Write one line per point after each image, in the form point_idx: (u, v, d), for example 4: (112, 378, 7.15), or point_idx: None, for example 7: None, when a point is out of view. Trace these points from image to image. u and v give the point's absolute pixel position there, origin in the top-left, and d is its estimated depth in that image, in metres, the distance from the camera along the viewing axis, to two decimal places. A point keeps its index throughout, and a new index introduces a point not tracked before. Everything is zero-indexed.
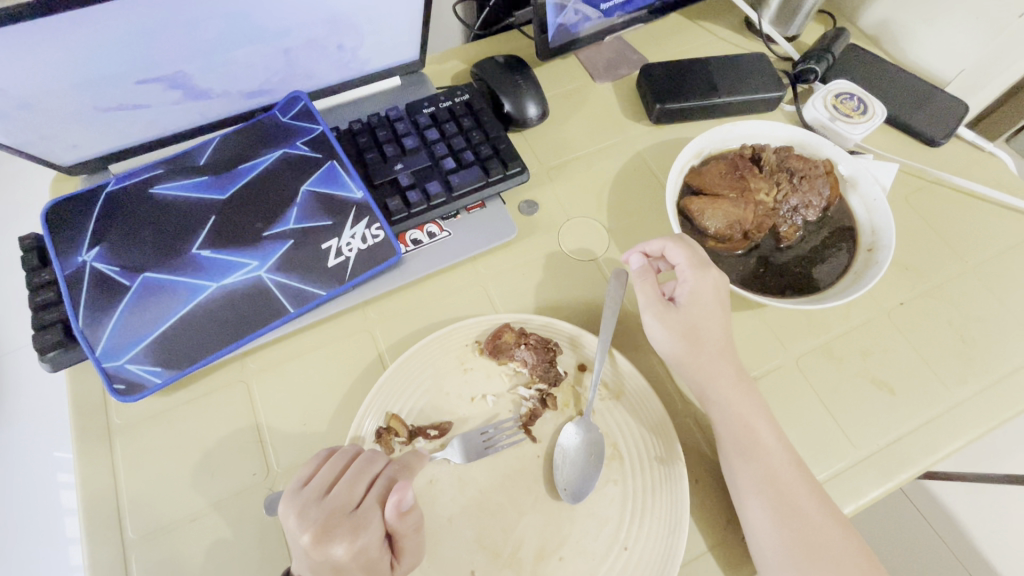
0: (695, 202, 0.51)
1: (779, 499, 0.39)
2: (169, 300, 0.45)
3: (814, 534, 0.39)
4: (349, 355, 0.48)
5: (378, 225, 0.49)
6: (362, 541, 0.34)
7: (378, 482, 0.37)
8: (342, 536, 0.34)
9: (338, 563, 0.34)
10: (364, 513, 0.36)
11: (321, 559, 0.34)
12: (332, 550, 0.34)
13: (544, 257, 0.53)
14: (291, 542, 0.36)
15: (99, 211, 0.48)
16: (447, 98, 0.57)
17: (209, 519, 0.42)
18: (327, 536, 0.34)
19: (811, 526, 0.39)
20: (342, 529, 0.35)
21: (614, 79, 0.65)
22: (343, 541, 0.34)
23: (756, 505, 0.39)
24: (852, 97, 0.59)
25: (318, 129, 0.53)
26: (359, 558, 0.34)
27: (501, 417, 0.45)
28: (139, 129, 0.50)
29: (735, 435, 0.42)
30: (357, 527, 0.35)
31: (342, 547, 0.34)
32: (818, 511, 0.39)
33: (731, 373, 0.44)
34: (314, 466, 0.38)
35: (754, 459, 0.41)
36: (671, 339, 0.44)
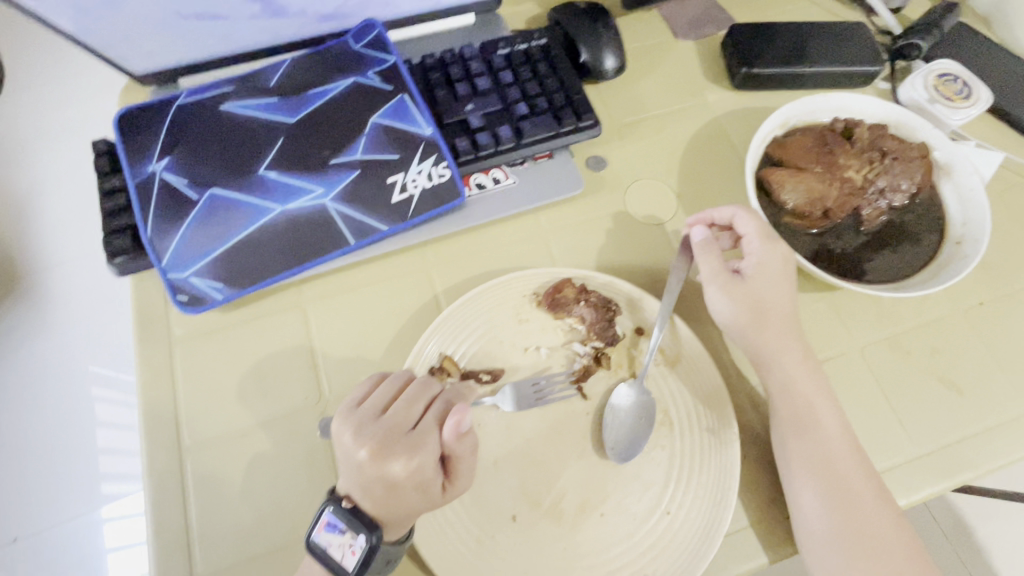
0: (774, 174, 0.48)
1: (834, 480, 0.38)
2: (235, 219, 0.45)
3: (867, 523, 0.38)
4: (404, 294, 0.48)
5: (445, 164, 0.48)
6: (418, 460, 0.36)
7: (433, 406, 0.38)
8: (398, 454, 0.36)
9: (396, 476, 0.36)
10: (420, 434, 0.37)
11: (379, 473, 0.36)
12: (389, 466, 0.36)
13: (608, 216, 0.51)
14: (342, 458, 0.37)
15: (170, 123, 0.48)
16: (524, 41, 0.55)
17: (261, 434, 0.43)
18: (385, 453, 0.36)
19: (865, 515, 0.38)
20: (398, 448, 0.36)
21: (697, 38, 0.61)
22: (400, 459, 0.36)
23: (810, 488, 0.38)
24: (956, 79, 0.55)
25: (390, 60, 0.51)
26: (415, 477, 0.36)
27: (553, 371, 0.45)
28: (214, 43, 0.49)
29: (794, 411, 0.41)
30: (414, 448, 0.36)
31: (400, 464, 0.36)
32: (874, 501, 0.38)
33: (798, 349, 0.43)
34: (367, 387, 0.39)
35: (812, 442, 0.40)
36: (733, 311, 0.43)
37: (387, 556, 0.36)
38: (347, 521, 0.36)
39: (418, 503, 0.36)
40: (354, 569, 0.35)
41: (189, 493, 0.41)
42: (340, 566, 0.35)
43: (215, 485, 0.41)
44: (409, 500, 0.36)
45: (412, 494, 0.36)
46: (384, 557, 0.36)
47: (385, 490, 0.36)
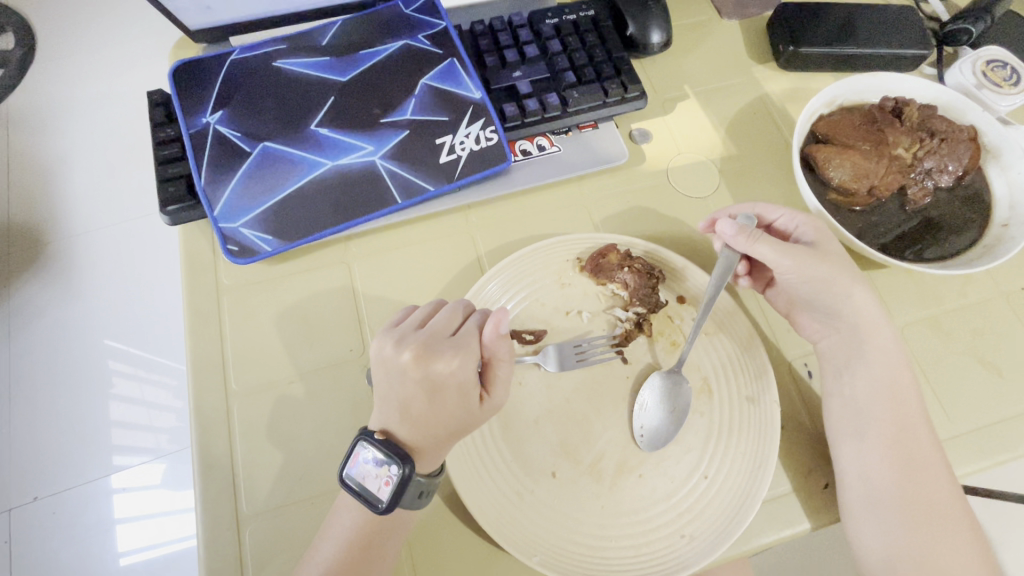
0: (820, 151, 0.48)
1: (905, 468, 0.38)
2: (287, 172, 0.46)
3: (930, 491, 0.38)
4: (447, 255, 0.48)
5: (493, 128, 0.49)
6: (459, 362, 0.36)
7: (472, 316, 0.39)
8: (443, 355, 0.37)
9: (437, 377, 0.36)
10: (462, 339, 0.38)
11: (421, 374, 0.36)
12: (434, 366, 0.36)
13: (651, 187, 0.52)
14: (384, 369, 0.38)
15: (224, 77, 0.49)
16: (572, 11, 0.55)
17: (307, 383, 0.43)
18: (428, 353, 0.36)
19: (928, 484, 0.38)
20: (443, 349, 0.37)
21: (741, 18, 0.61)
22: (444, 360, 0.36)
23: (875, 454, 0.39)
24: (1004, 66, 0.55)
25: (441, 25, 0.52)
26: (455, 378, 0.37)
27: (594, 334, 0.45)
28: (270, 0, 0.50)
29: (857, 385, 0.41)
30: (453, 348, 0.37)
31: (441, 364, 0.36)
32: (939, 470, 0.39)
33: (860, 322, 0.42)
34: (405, 313, 0.41)
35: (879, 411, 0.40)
36: (814, 284, 0.42)
37: (425, 487, 0.37)
38: (380, 450, 0.36)
39: (460, 405, 0.37)
40: (388, 499, 0.35)
41: (235, 436, 0.41)
42: (374, 497, 0.36)
43: (260, 429, 0.42)
44: (449, 402, 0.37)
45: (455, 395, 0.37)
46: (417, 489, 0.37)
47: (429, 392, 0.37)
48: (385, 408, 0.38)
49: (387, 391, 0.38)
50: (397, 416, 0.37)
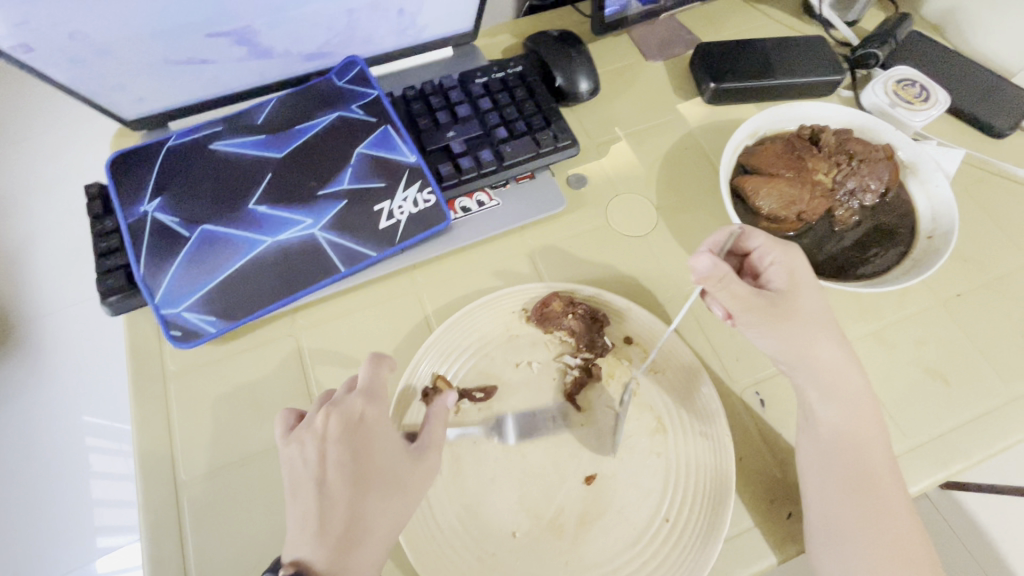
0: (746, 181, 0.50)
1: (859, 492, 0.38)
2: (227, 253, 0.46)
3: (886, 516, 0.38)
4: (396, 317, 0.48)
5: (429, 189, 0.50)
6: (375, 407, 0.37)
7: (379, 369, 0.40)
8: (356, 402, 0.37)
9: (361, 426, 0.36)
10: (372, 385, 0.38)
11: (337, 432, 0.35)
12: (351, 413, 0.36)
13: (591, 230, 0.53)
14: (299, 448, 0.35)
15: (161, 165, 0.50)
16: (500, 69, 0.57)
17: (259, 464, 0.43)
18: (339, 404, 0.37)
19: (886, 510, 0.38)
20: (354, 398, 0.37)
21: (665, 59, 0.64)
22: (358, 404, 0.36)
23: (821, 478, 0.40)
24: (914, 84, 0.58)
25: (373, 94, 0.53)
26: (380, 425, 0.36)
27: (545, 385, 0.45)
28: (202, 85, 0.50)
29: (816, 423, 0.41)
30: (372, 394, 0.37)
31: (363, 411, 0.36)
32: (896, 497, 0.39)
33: (819, 358, 0.41)
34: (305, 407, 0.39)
35: (835, 443, 0.40)
36: (781, 339, 0.41)
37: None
38: None
39: (389, 451, 0.36)
40: None
41: (186, 528, 0.40)
42: None
43: (213, 518, 0.41)
44: (374, 461, 0.35)
45: (379, 439, 0.36)
46: None
47: (351, 447, 0.35)
48: (302, 502, 0.33)
49: (307, 470, 0.34)
50: (321, 510, 0.33)
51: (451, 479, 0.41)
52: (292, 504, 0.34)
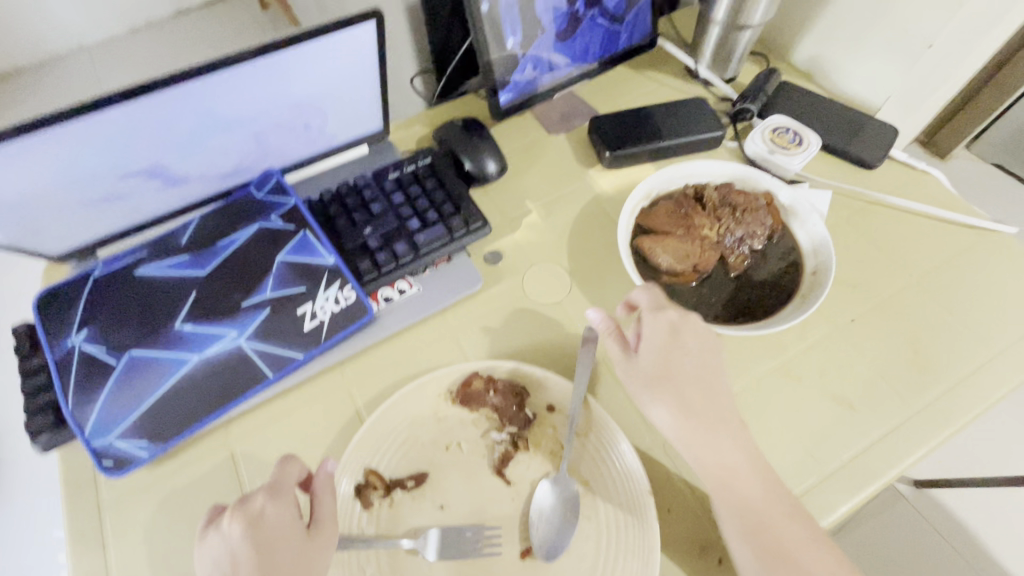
0: (644, 242, 0.54)
1: (772, 545, 0.41)
2: (155, 375, 0.48)
3: (801, 566, 0.41)
4: (327, 416, 0.50)
5: (350, 286, 0.53)
6: (276, 502, 0.39)
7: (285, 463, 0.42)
8: (258, 500, 0.39)
9: (261, 521, 0.38)
10: (276, 480, 0.40)
11: (240, 533, 0.38)
12: (253, 511, 0.38)
13: (510, 304, 0.56)
14: (207, 553, 0.38)
15: (86, 296, 0.51)
16: (410, 163, 0.61)
17: None
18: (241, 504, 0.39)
19: (798, 561, 0.41)
20: (255, 497, 0.39)
21: (567, 131, 0.69)
22: (260, 502, 0.39)
23: (741, 548, 0.42)
24: (788, 130, 0.64)
25: (291, 202, 0.57)
26: (283, 517, 0.39)
27: (476, 464, 0.46)
28: (124, 215, 0.53)
29: (734, 502, 0.43)
30: (276, 488, 0.40)
31: (264, 507, 0.39)
32: (806, 540, 0.42)
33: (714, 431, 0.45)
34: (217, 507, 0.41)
35: (736, 516, 0.42)
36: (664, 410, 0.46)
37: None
38: None
39: (289, 543, 0.38)
40: None
41: None
42: None
43: None
44: (275, 556, 0.37)
45: (279, 534, 0.38)
46: None
47: (253, 546, 0.37)
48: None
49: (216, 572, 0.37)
50: None
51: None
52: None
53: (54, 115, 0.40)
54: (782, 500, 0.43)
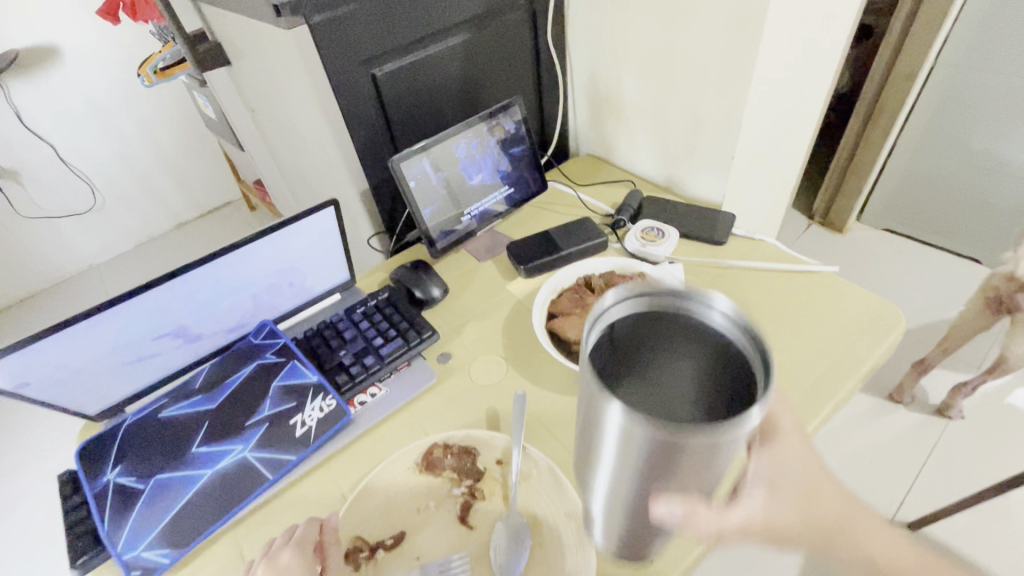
0: (555, 323, 0.71)
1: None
2: (175, 492, 0.59)
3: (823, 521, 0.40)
4: (316, 506, 0.60)
5: (330, 396, 0.67)
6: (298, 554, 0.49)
7: (307, 528, 0.52)
8: (287, 553, 0.49)
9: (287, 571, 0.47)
10: (304, 540, 0.51)
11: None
12: (281, 559, 0.48)
13: (460, 389, 0.70)
14: None
15: (118, 440, 0.63)
16: (372, 298, 0.80)
17: None
18: (272, 564, 0.48)
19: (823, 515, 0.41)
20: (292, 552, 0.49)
21: (493, 257, 0.89)
22: (288, 554, 0.49)
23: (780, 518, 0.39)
24: (653, 229, 0.85)
25: (281, 342, 0.72)
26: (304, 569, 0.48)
27: (443, 517, 0.57)
28: (151, 372, 0.68)
29: (769, 528, 0.39)
30: (298, 546, 0.50)
31: (289, 562, 0.48)
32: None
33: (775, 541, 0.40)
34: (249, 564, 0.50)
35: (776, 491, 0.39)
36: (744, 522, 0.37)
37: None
38: None
39: None
40: None
41: None
42: None
43: None
44: None
45: None
46: None
47: None
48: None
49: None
50: None
51: None
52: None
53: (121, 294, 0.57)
54: (811, 507, 0.40)
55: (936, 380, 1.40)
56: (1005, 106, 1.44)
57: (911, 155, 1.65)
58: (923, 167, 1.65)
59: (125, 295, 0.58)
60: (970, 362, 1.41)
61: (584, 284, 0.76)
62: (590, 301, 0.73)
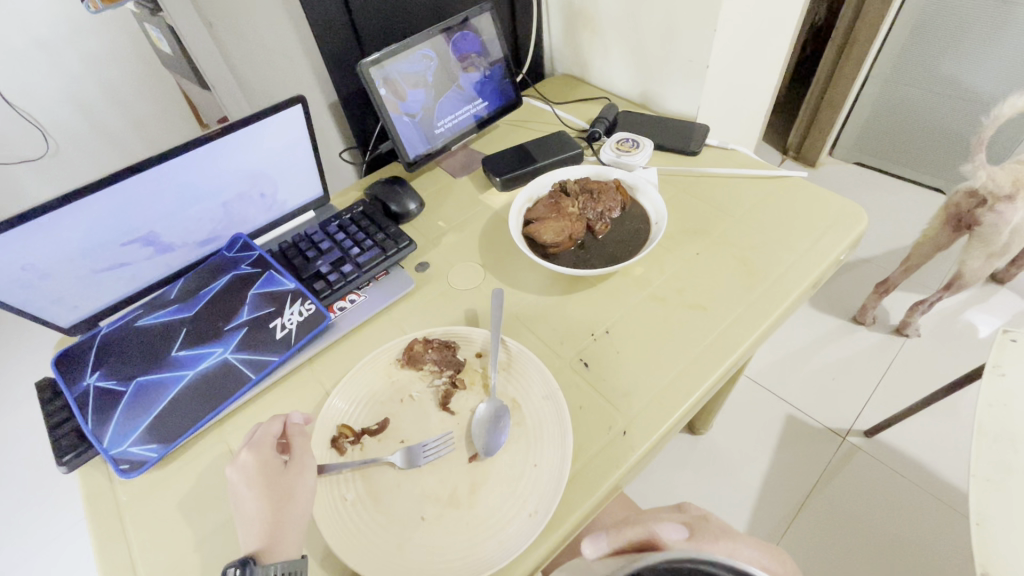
0: (530, 227, 0.71)
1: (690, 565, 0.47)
2: (158, 393, 0.60)
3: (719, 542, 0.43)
4: (302, 401, 0.61)
5: (309, 301, 0.67)
6: (261, 450, 0.49)
7: (267, 425, 0.52)
8: (251, 452, 0.49)
9: (252, 468, 0.48)
10: (263, 437, 0.51)
11: (241, 478, 0.48)
12: (247, 460, 0.49)
13: (439, 294, 0.71)
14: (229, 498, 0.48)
15: (94, 348, 0.63)
16: (348, 211, 0.79)
17: (198, 553, 0.51)
18: (239, 463, 0.49)
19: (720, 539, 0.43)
20: (255, 450, 0.50)
21: (469, 173, 0.89)
22: (251, 454, 0.49)
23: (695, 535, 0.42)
24: (627, 140, 0.85)
25: (255, 253, 0.72)
26: (264, 461, 0.49)
27: (426, 405, 0.59)
28: (123, 284, 0.66)
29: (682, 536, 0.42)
30: (255, 444, 0.50)
31: (253, 458, 0.49)
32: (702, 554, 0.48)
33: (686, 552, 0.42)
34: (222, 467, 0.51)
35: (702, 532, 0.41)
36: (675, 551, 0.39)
37: (292, 567, 0.44)
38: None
39: (286, 479, 0.49)
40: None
41: None
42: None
43: None
44: (279, 484, 0.48)
45: (269, 474, 0.48)
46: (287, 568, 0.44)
47: (264, 482, 0.48)
48: (243, 526, 0.47)
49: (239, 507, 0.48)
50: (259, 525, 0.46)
51: (366, 496, 0.52)
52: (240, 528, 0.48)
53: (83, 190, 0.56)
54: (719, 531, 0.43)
55: (897, 302, 1.46)
56: (976, 30, 1.44)
57: (883, 85, 1.66)
58: (895, 97, 1.66)
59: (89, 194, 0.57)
60: (928, 284, 1.47)
61: (560, 191, 0.76)
62: (566, 205, 0.73)
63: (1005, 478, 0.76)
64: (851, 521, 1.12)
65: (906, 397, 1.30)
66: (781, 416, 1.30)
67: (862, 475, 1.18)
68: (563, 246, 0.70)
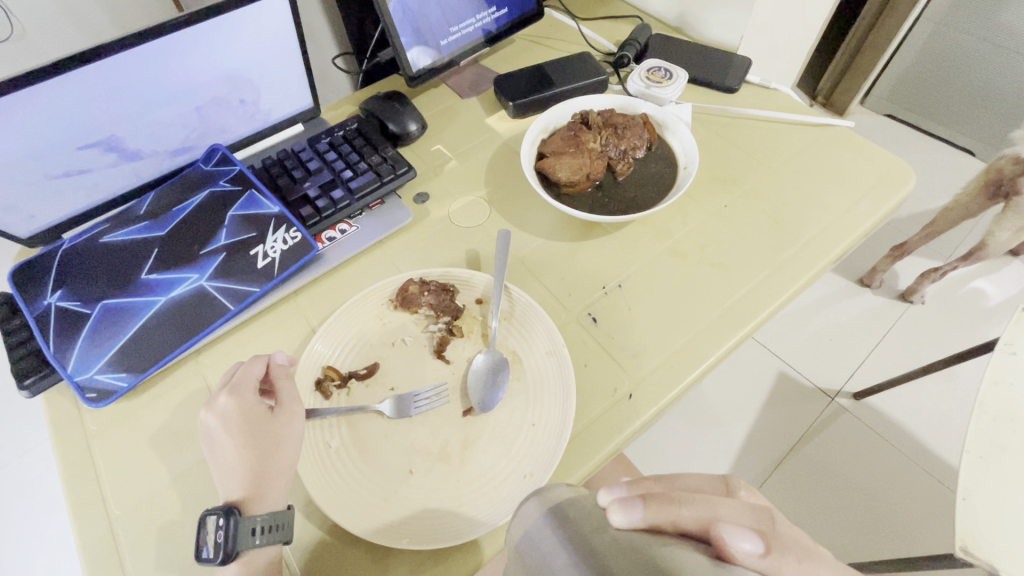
0: (544, 162, 0.64)
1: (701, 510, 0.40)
2: (126, 319, 0.54)
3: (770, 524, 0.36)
4: (286, 337, 0.57)
5: (295, 229, 0.60)
6: (243, 396, 0.45)
7: (249, 367, 0.47)
8: (231, 397, 0.45)
9: (232, 414, 0.44)
10: (245, 381, 0.46)
11: (219, 424, 0.44)
12: (225, 405, 0.44)
13: (438, 230, 0.64)
14: (206, 443, 0.44)
15: (55, 264, 0.57)
16: (340, 128, 0.70)
17: (170, 492, 0.48)
18: (217, 409, 0.44)
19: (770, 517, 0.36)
20: (235, 395, 0.45)
21: (478, 94, 0.79)
22: (231, 399, 0.45)
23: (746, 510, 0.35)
24: (659, 68, 0.75)
25: (235, 169, 0.64)
26: (245, 407, 0.45)
27: (419, 351, 0.55)
28: (85, 194, 0.59)
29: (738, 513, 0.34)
30: (235, 387, 0.45)
31: (233, 404, 0.44)
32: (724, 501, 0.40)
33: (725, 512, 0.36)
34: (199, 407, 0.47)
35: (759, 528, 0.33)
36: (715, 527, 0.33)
37: (276, 520, 0.42)
38: (226, 531, 0.40)
39: (271, 427, 0.45)
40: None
41: (120, 540, 0.46)
42: None
43: (144, 519, 0.47)
44: (262, 432, 0.44)
45: (252, 422, 0.44)
46: (269, 522, 0.41)
47: (246, 430, 0.44)
48: (221, 474, 0.44)
49: (215, 454, 0.44)
50: (242, 475, 0.42)
51: (350, 445, 0.48)
52: (217, 475, 0.44)
53: (25, 79, 0.47)
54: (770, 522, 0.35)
55: (908, 268, 1.41)
56: None
57: (934, 27, 1.51)
58: (942, 40, 1.52)
59: (33, 85, 0.48)
60: (940, 251, 1.43)
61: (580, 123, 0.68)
62: (588, 140, 0.65)
63: (998, 457, 0.76)
64: (828, 479, 1.15)
65: (901, 363, 1.29)
66: (773, 373, 1.29)
67: (844, 436, 1.20)
68: (579, 185, 0.63)
